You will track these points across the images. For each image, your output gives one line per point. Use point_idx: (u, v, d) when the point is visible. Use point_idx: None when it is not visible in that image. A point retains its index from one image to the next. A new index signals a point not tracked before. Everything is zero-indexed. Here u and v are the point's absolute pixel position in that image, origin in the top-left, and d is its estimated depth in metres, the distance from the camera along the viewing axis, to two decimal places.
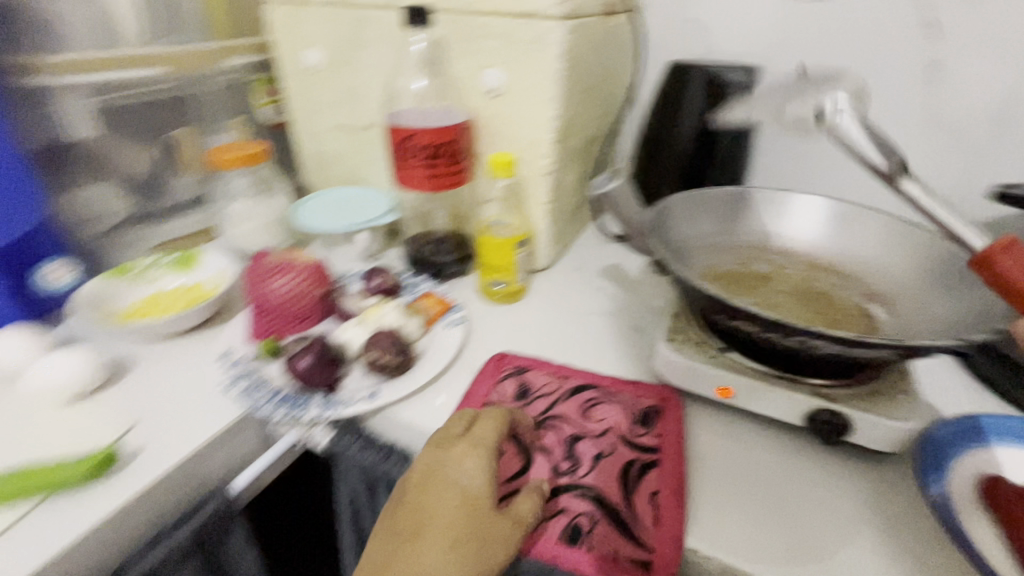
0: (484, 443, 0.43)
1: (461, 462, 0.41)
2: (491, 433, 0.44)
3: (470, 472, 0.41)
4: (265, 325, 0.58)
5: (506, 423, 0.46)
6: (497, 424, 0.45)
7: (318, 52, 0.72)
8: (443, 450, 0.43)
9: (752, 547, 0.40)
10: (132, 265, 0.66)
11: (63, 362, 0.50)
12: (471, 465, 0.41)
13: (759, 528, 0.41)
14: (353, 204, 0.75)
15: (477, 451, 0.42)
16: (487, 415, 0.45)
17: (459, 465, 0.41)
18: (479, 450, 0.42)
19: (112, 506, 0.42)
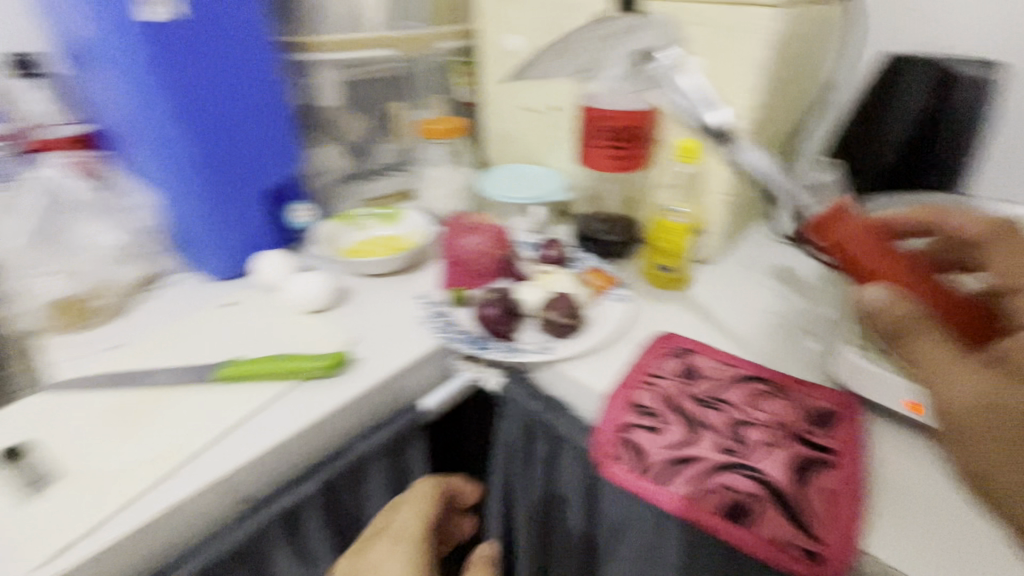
0: (410, 531, 0.50)
1: (382, 561, 0.47)
2: (418, 510, 0.52)
3: (398, 563, 0.47)
4: (454, 275, 0.67)
5: (426, 513, 0.52)
6: (426, 501, 0.53)
7: (520, 38, 0.79)
8: (383, 532, 0.50)
9: (940, 568, 0.38)
10: (350, 213, 0.78)
11: (308, 283, 0.62)
12: (410, 529, 0.50)
13: (952, 554, 0.39)
14: (530, 180, 0.81)
15: (413, 519, 0.51)
16: (408, 505, 0.52)
17: (382, 563, 0.47)
18: (411, 520, 0.51)
19: (344, 397, 0.51)
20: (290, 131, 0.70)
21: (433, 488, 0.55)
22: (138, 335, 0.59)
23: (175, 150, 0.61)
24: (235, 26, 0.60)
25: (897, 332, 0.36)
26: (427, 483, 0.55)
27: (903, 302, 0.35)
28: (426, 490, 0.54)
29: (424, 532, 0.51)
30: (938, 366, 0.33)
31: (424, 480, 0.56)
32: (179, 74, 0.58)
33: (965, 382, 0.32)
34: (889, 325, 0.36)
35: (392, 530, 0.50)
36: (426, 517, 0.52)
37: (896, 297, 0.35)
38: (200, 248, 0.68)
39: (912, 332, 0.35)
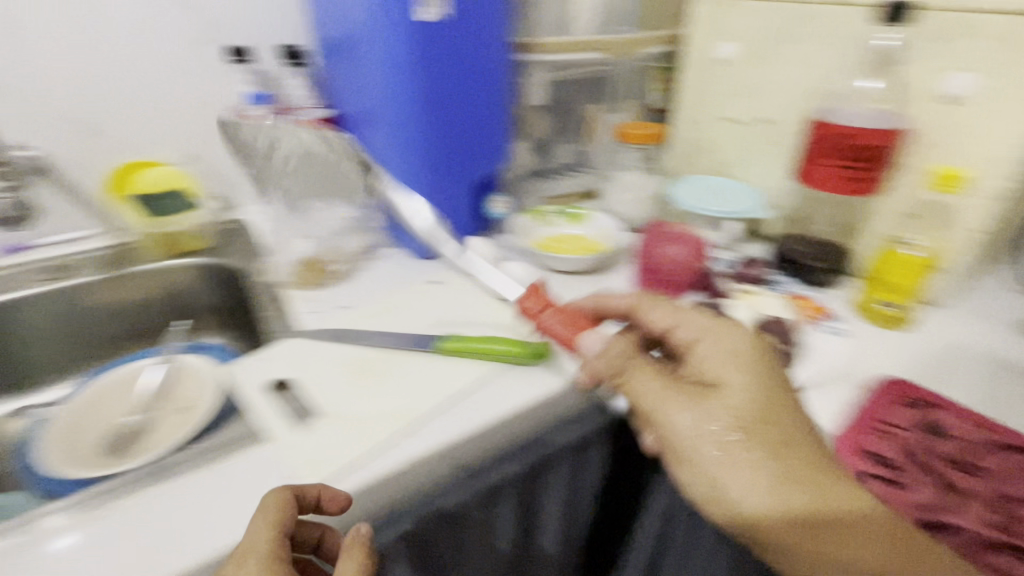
0: (259, 546, 0.37)
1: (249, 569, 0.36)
2: (266, 522, 0.37)
3: (262, 544, 0.37)
4: (648, 282, 0.66)
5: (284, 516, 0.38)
6: (275, 512, 0.38)
7: (738, 45, 0.76)
8: (236, 552, 0.37)
9: None
10: (541, 210, 0.81)
11: (512, 273, 0.65)
12: (258, 543, 0.37)
13: None
14: (725, 194, 0.78)
15: (260, 533, 0.37)
16: (255, 519, 0.38)
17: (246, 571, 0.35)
18: (265, 536, 0.37)
19: (556, 386, 0.53)
20: (501, 126, 0.75)
21: (288, 496, 0.39)
22: (362, 299, 0.66)
23: (413, 138, 0.68)
24: (481, 27, 0.66)
25: (613, 371, 0.46)
26: (276, 492, 0.39)
27: (612, 348, 0.47)
28: (275, 499, 0.38)
29: (281, 530, 0.37)
30: (655, 397, 0.43)
31: (270, 489, 0.39)
32: (433, 70, 0.64)
33: (681, 419, 0.42)
34: (607, 369, 0.46)
35: (245, 548, 0.37)
36: (277, 522, 0.37)
37: (612, 345, 0.47)
38: (413, 227, 0.74)
39: (627, 372, 0.45)
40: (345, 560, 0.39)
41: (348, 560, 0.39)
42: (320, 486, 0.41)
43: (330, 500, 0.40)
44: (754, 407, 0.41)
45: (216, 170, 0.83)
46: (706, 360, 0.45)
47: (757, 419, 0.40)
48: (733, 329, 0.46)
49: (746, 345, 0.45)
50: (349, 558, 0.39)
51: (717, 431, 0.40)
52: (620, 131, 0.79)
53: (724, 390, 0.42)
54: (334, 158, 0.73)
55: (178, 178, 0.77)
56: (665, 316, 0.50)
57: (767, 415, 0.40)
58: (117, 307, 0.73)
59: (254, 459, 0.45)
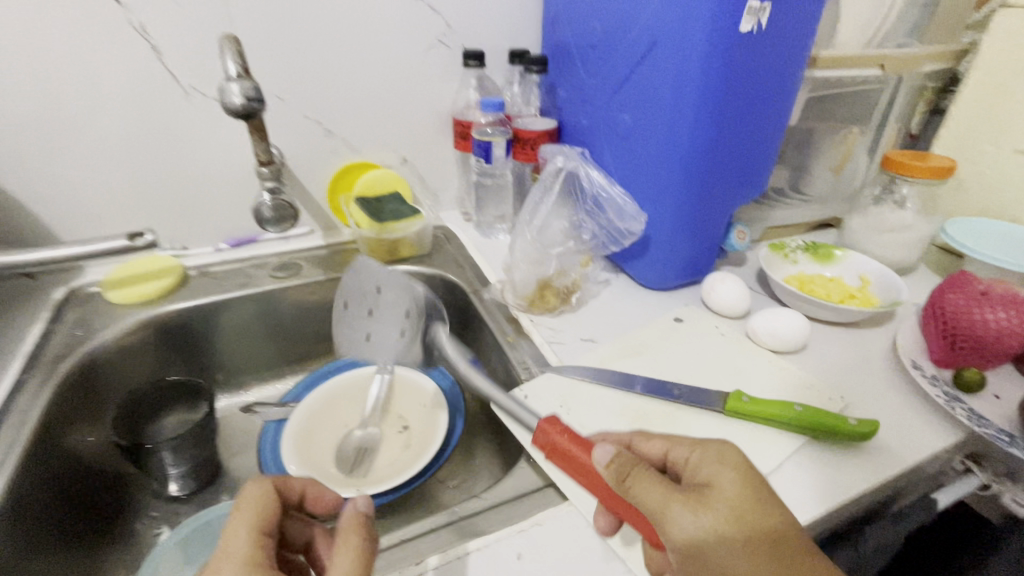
0: (237, 554, 0.33)
1: (237, 528, 0.35)
2: (248, 518, 0.35)
3: (243, 547, 0.34)
4: (957, 350, 0.54)
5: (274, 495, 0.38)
6: (255, 507, 0.36)
7: None
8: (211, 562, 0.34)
9: None
10: (781, 243, 0.71)
11: (784, 320, 0.56)
12: (238, 549, 0.34)
13: None
14: (1020, 242, 0.65)
15: (241, 534, 0.34)
16: (238, 513, 0.35)
17: (234, 532, 0.35)
18: (244, 534, 0.35)
19: (892, 472, 0.44)
20: (766, 156, 0.64)
21: (270, 486, 0.38)
22: (605, 333, 0.60)
23: (682, 164, 0.58)
24: (786, 43, 0.56)
25: (625, 480, 0.32)
26: (256, 483, 0.37)
27: (628, 452, 0.34)
28: (255, 488, 0.37)
29: (262, 527, 0.35)
30: (661, 501, 0.31)
31: (250, 484, 0.38)
32: (729, 88, 0.54)
33: (670, 504, 0.31)
34: (617, 478, 0.33)
35: (221, 552, 0.34)
36: (259, 519, 0.35)
37: (623, 448, 0.34)
38: (653, 260, 0.66)
39: (634, 475, 0.32)
40: (340, 550, 0.34)
41: (345, 549, 0.34)
42: (308, 481, 0.41)
43: (315, 500, 0.41)
44: (752, 501, 0.31)
45: (426, 175, 0.80)
46: (696, 464, 0.34)
47: (760, 515, 0.30)
48: (716, 437, 0.35)
49: (738, 452, 0.34)
50: (345, 546, 0.34)
51: (721, 540, 0.30)
52: (890, 160, 0.67)
53: (716, 489, 0.32)
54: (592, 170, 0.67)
55: (396, 183, 0.76)
56: (663, 441, 0.37)
57: (768, 509, 0.31)
58: None
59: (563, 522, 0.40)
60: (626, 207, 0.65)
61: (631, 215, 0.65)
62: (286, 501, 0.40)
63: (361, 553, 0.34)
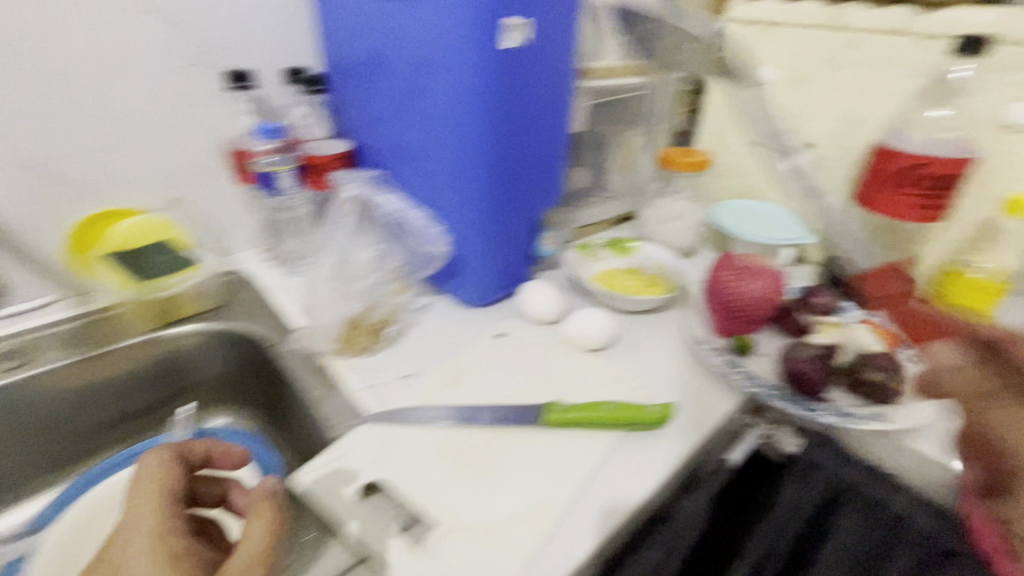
0: (145, 523, 0.34)
1: (140, 503, 0.35)
2: (150, 491, 0.35)
3: (151, 517, 0.34)
4: (731, 321, 0.62)
5: (174, 469, 0.37)
6: (155, 478, 0.36)
7: (772, 70, 0.75)
8: (116, 533, 0.34)
9: None
10: (586, 243, 0.75)
11: (593, 321, 0.59)
12: (145, 518, 0.34)
13: None
14: (767, 217, 0.77)
15: (146, 506, 0.35)
16: (138, 491, 0.35)
17: (138, 506, 0.34)
18: (149, 507, 0.35)
19: (689, 449, 0.48)
20: (556, 163, 0.67)
21: (169, 456, 0.38)
22: (425, 365, 0.56)
23: (477, 180, 0.58)
24: (552, 59, 0.58)
25: (975, 393, 0.43)
26: (154, 453, 0.37)
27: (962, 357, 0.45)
28: (154, 462, 0.37)
29: (168, 496, 0.36)
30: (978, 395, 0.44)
31: (145, 456, 0.37)
32: (507, 104, 0.55)
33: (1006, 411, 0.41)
34: (943, 382, 0.45)
35: (127, 524, 0.34)
36: (163, 491, 0.36)
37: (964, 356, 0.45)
38: (467, 277, 0.64)
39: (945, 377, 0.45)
40: (252, 519, 0.36)
41: (258, 520, 0.36)
42: (208, 443, 0.41)
43: (221, 456, 0.41)
44: None
45: (204, 214, 0.69)
46: None
47: None
48: None
49: None
50: (257, 515, 0.36)
51: None
52: (665, 157, 0.74)
53: None
54: (380, 197, 0.64)
55: (163, 229, 0.64)
56: None
57: None
58: (103, 390, 0.59)
59: None
60: (428, 229, 0.64)
61: (435, 239, 0.64)
62: (190, 462, 0.40)
63: (275, 521, 0.36)
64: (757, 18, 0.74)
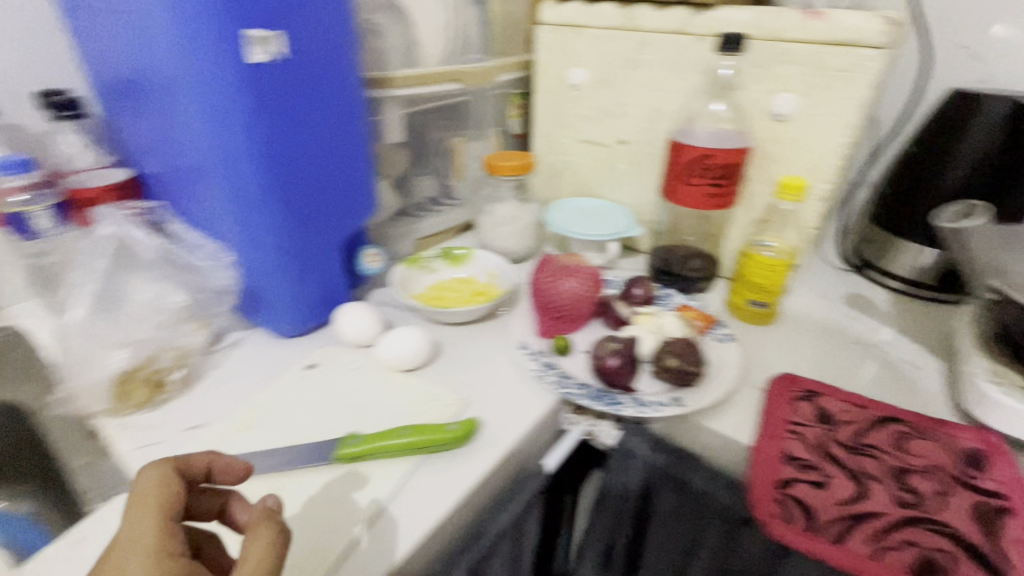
0: (141, 543, 0.29)
1: (141, 521, 0.30)
2: (148, 508, 0.31)
3: (149, 536, 0.29)
4: (550, 322, 0.62)
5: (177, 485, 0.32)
6: (155, 495, 0.31)
7: (585, 71, 0.77)
8: (113, 554, 0.29)
9: None
10: (418, 256, 0.73)
11: (408, 340, 0.57)
12: (141, 539, 0.29)
13: None
14: (596, 214, 0.80)
15: (143, 525, 0.30)
16: (134, 508, 0.31)
17: (139, 525, 0.30)
18: (150, 523, 0.30)
19: (488, 464, 0.47)
20: (364, 177, 0.64)
21: (168, 470, 0.33)
22: (218, 412, 0.52)
23: (256, 206, 0.54)
24: (328, 72, 0.55)
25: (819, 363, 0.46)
26: (153, 470, 0.32)
27: None
28: (156, 476, 0.32)
29: (168, 514, 0.31)
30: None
31: (143, 471, 0.33)
32: (273, 124, 0.51)
33: None
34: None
35: (121, 546, 0.29)
36: (162, 508, 0.31)
37: None
38: (273, 307, 0.60)
39: None
40: (250, 539, 0.31)
41: (254, 541, 0.31)
42: (211, 455, 0.36)
43: (222, 471, 0.36)
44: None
45: None
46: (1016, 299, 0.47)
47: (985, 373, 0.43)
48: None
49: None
50: (256, 534, 0.31)
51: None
52: (487, 162, 0.73)
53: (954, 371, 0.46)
54: (148, 237, 0.56)
55: None
56: None
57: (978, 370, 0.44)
58: None
59: None
60: (215, 265, 0.58)
61: (223, 275, 0.58)
62: (190, 478, 0.35)
63: (277, 541, 0.31)
64: (565, 22, 0.76)
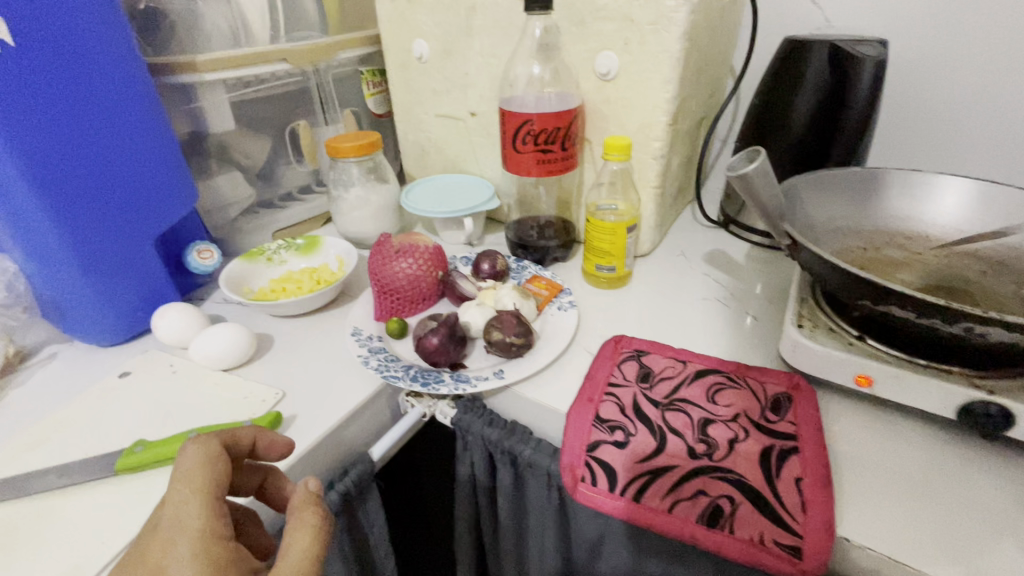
0: (188, 525, 0.32)
1: (190, 502, 0.33)
2: (197, 487, 0.34)
3: (197, 519, 0.33)
4: (387, 306, 0.61)
5: (220, 468, 0.35)
6: (204, 473, 0.34)
7: (426, 42, 0.74)
8: (161, 528, 0.33)
9: (899, 534, 0.39)
10: (262, 248, 0.70)
11: (226, 339, 0.54)
12: (189, 520, 0.33)
13: (904, 511, 0.40)
14: (455, 191, 0.78)
15: (193, 504, 0.33)
16: (182, 485, 0.34)
17: (187, 505, 0.33)
18: (199, 503, 0.33)
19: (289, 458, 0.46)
20: (176, 167, 0.60)
21: (217, 449, 0.36)
22: (7, 434, 0.49)
23: (29, 213, 0.49)
24: (96, 61, 0.51)
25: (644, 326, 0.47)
26: (200, 448, 0.35)
27: None
28: (203, 455, 0.35)
29: (217, 494, 0.34)
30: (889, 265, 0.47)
31: (190, 446, 0.36)
32: (25, 121, 0.47)
33: None
34: None
35: (172, 522, 0.32)
36: (213, 488, 0.34)
37: None
38: (81, 317, 0.56)
39: None
40: (297, 527, 0.35)
41: (300, 530, 0.35)
42: (255, 433, 0.40)
43: (269, 447, 0.40)
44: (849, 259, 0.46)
45: None
46: None
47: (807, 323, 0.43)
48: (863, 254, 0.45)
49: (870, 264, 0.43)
50: (302, 523, 0.36)
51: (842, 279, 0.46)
52: (328, 145, 0.70)
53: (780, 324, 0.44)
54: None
55: None
56: None
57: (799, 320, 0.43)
58: None
59: None
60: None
61: (3, 286, 0.54)
62: (238, 454, 0.38)
63: (321, 530, 0.36)
64: None
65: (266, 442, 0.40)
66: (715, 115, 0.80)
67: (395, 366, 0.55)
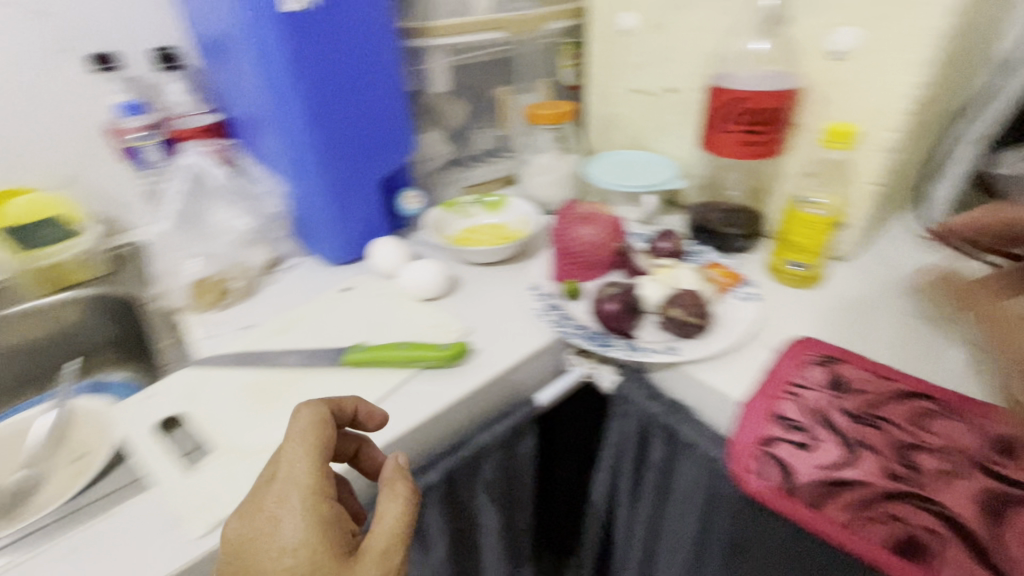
0: (300, 480, 0.35)
1: (297, 461, 0.36)
2: (308, 445, 0.37)
3: (306, 476, 0.35)
4: (567, 268, 0.64)
5: (324, 432, 0.38)
6: (314, 434, 0.37)
7: (635, 14, 0.74)
8: (277, 480, 0.35)
9: None
10: (457, 201, 0.78)
11: (428, 273, 0.62)
12: (302, 475, 0.35)
13: None
14: (638, 166, 0.78)
15: (305, 462, 0.36)
16: (295, 443, 0.37)
17: (297, 464, 0.36)
18: (306, 461, 0.36)
19: (476, 382, 0.52)
20: (404, 119, 0.68)
21: (325, 415, 0.39)
22: (265, 317, 0.62)
23: (302, 146, 0.61)
24: (365, 22, 0.60)
25: None
26: (310, 411, 0.38)
27: None
28: (310, 416, 0.38)
29: (323, 455, 0.37)
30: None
31: (302, 410, 0.39)
32: (311, 72, 0.58)
33: None
34: None
35: (286, 477, 0.35)
36: (320, 449, 0.37)
37: None
38: (320, 236, 0.69)
39: None
40: (389, 496, 0.37)
41: (393, 497, 0.37)
42: (357, 402, 0.42)
43: (367, 417, 0.43)
44: None
45: (98, 189, 0.75)
46: None
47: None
48: None
49: None
50: (394, 493, 0.37)
51: None
52: (528, 111, 0.75)
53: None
54: (217, 168, 0.66)
55: (53, 205, 0.69)
56: None
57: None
58: (14, 353, 0.69)
59: (137, 509, 0.42)
60: (270, 195, 0.69)
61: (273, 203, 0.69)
62: (341, 421, 0.41)
63: (409, 503, 0.37)
64: None
65: (360, 413, 0.42)
66: (961, 108, 0.68)
67: (570, 326, 0.58)
